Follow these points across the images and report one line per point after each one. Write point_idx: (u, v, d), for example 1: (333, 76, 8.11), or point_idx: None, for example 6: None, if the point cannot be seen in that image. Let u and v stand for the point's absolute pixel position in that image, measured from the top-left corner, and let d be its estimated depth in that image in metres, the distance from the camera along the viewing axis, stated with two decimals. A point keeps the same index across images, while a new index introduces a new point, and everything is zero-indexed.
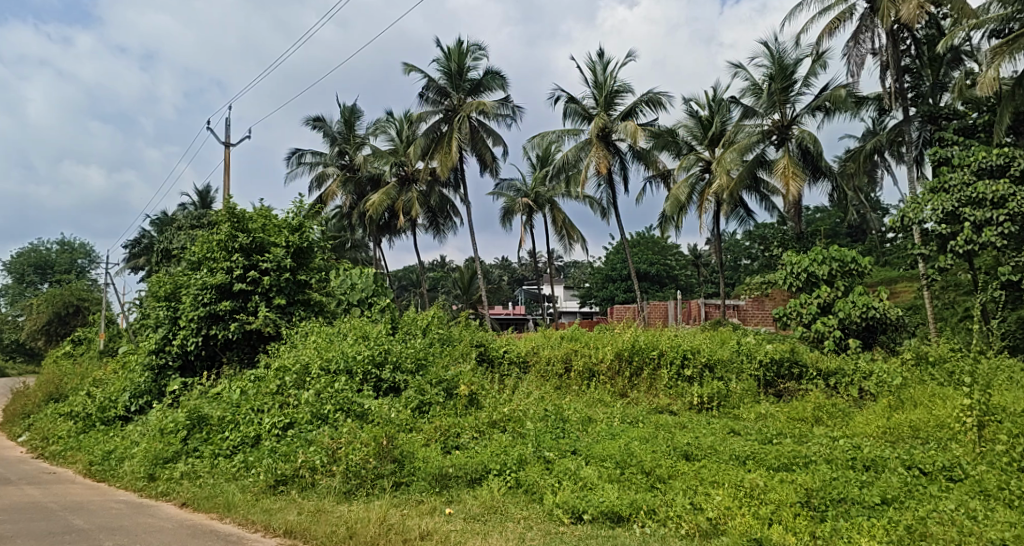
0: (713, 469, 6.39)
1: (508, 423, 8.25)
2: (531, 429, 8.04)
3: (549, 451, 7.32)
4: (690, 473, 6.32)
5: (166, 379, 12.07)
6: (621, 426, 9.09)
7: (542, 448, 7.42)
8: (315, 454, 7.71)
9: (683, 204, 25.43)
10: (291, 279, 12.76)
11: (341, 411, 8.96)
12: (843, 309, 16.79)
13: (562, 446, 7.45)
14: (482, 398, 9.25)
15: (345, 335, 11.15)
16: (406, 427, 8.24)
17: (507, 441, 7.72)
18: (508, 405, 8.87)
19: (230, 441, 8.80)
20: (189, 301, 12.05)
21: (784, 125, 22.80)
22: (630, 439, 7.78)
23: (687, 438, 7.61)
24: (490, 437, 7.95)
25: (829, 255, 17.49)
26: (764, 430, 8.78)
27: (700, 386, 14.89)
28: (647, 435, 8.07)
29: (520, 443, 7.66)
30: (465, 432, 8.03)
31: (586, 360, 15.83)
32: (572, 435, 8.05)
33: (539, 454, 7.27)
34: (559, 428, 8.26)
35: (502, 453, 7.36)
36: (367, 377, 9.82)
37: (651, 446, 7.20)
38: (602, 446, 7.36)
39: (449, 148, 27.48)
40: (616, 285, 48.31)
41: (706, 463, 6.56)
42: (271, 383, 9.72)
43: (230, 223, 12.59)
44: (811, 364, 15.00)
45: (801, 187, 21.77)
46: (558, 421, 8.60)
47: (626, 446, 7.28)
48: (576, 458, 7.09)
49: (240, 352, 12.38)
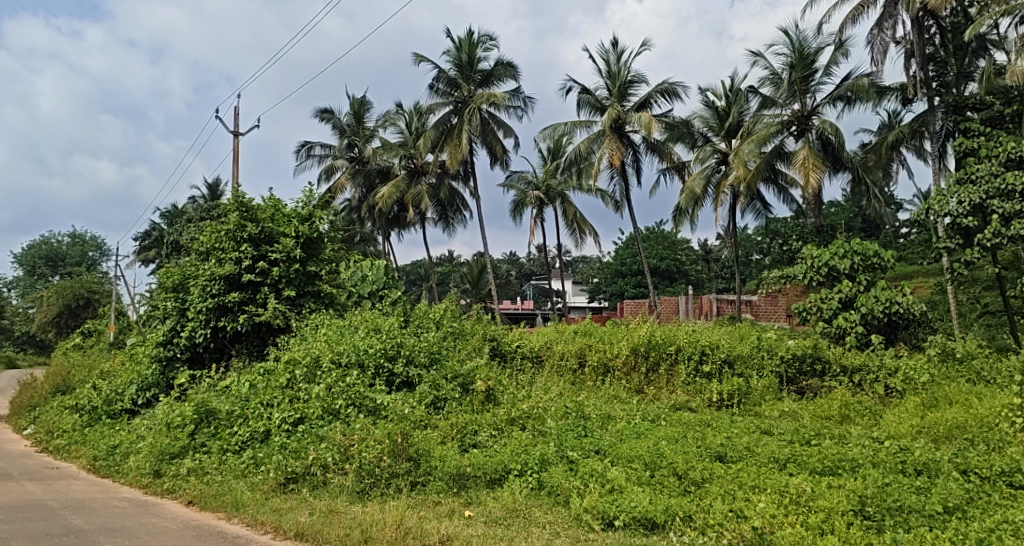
0: (752, 472, 5.99)
1: (528, 421, 7.88)
2: (552, 427, 7.66)
3: (573, 450, 6.95)
4: (728, 477, 5.93)
5: (174, 371, 11.76)
6: (644, 425, 8.70)
7: (565, 446, 7.04)
8: (327, 452, 7.36)
9: (699, 196, 24.97)
10: (302, 270, 12.43)
11: (353, 407, 8.62)
12: (865, 304, 16.31)
13: (585, 445, 7.07)
14: (500, 393, 8.88)
15: (357, 328, 10.79)
16: (421, 423, 7.88)
17: (527, 439, 7.34)
18: (527, 401, 8.51)
19: (238, 436, 8.47)
20: (197, 292, 11.74)
21: (803, 116, 22.32)
22: (658, 438, 7.38)
23: (717, 438, 7.22)
24: (510, 434, 7.59)
25: (851, 248, 17.02)
26: (792, 430, 8.39)
27: (720, 382, 14.48)
28: (673, 434, 7.67)
29: (542, 441, 7.29)
30: (483, 430, 7.65)
31: (602, 356, 15.44)
32: (595, 433, 7.68)
33: (562, 453, 6.90)
34: (581, 426, 7.88)
35: (524, 452, 6.99)
36: (380, 371, 9.46)
37: (682, 446, 6.82)
38: (628, 445, 6.98)
39: (460, 140, 27.07)
40: (626, 280, 47.85)
41: (743, 466, 6.16)
42: (282, 377, 9.38)
43: (238, 212, 12.26)
44: (835, 360, 14.57)
45: (821, 179, 21.29)
46: (579, 418, 8.23)
47: (655, 446, 6.89)
48: (602, 458, 6.70)
49: (249, 345, 12.06)
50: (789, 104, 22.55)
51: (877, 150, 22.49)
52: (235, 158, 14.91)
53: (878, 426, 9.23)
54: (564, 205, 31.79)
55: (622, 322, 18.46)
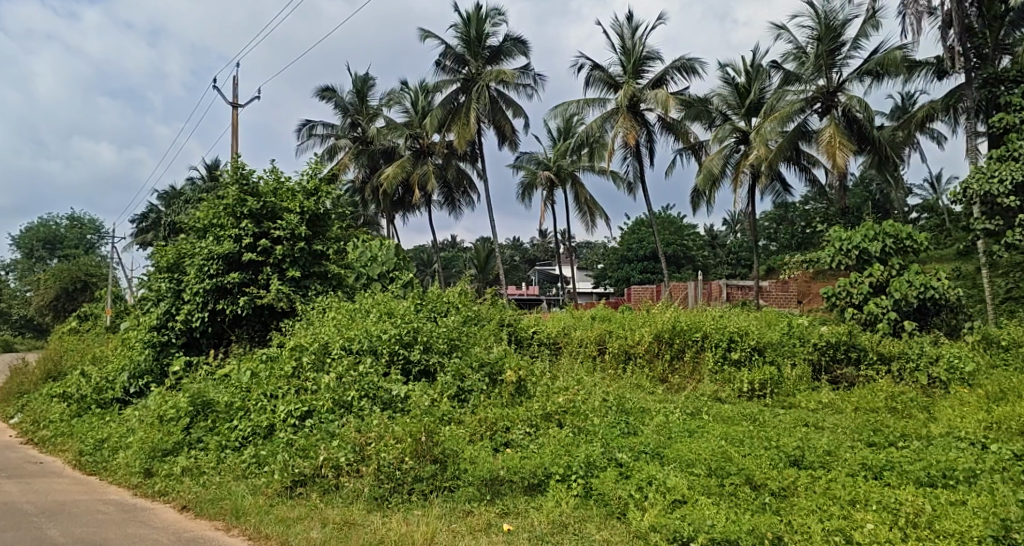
0: (844, 486, 5.15)
1: (565, 416, 7.00)
2: (595, 423, 6.80)
3: (621, 451, 6.10)
4: (815, 490, 5.11)
5: (169, 357, 10.91)
6: (687, 421, 7.83)
7: (613, 446, 6.19)
8: (341, 450, 6.50)
9: (717, 177, 23.99)
10: (307, 249, 11.50)
11: (367, 399, 7.76)
12: (898, 290, 15.32)
13: (633, 446, 6.22)
14: (532, 384, 8.01)
15: (369, 312, 9.94)
16: (446, 417, 7.01)
17: (568, 438, 6.46)
18: (561, 394, 7.65)
19: (239, 431, 7.61)
20: (193, 273, 10.85)
21: (829, 92, 21.30)
22: (715, 437, 6.52)
23: (784, 437, 6.35)
24: (547, 431, 6.72)
25: (883, 231, 16.14)
26: (852, 428, 7.56)
27: (750, 371, 13.60)
28: (728, 431, 6.82)
29: (586, 440, 6.42)
30: (517, 426, 6.78)
31: (622, 342, 14.57)
32: (642, 432, 6.83)
33: (610, 454, 6.05)
34: (624, 422, 7.02)
35: (568, 453, 6.13)
36: (394, 359, 8.60)
37: (747, 448, 5.97)
38: (683, 447, 6.13)
39: (468, 119, 26.04)
40: (632, 265, 46.85)
41: (832, 477, 5.32)
42: (286, 364, 8.50)
43: (238, 186, 11.34)
44: (873, 347, 13.66)
45: (849, 158, 20.30)
46: (618, 414, 7.39)
47: (714, 447, 6.04)
48: (656, 462, 5.85)
49: (250, 330, 11.19)
50: (814, 79, 21.54)
51: (906, 127, 21.55)
52: (235, 131, 13.93)
53: (936, 421, 8.35)
54: (574, 187, 30.81)
55: (641, 307, 17.57)
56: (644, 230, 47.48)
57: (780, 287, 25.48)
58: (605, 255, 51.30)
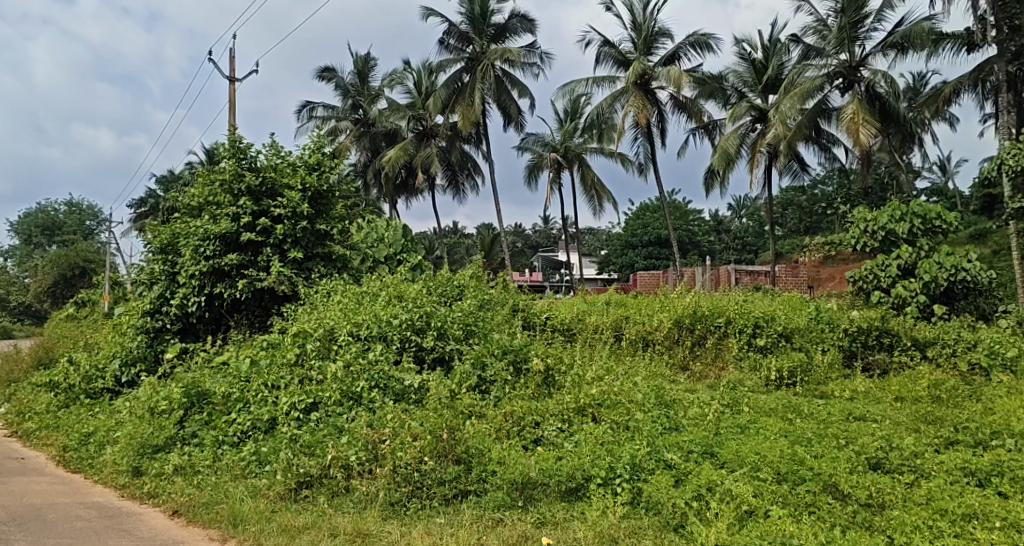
0: (944, 501, 4.53)
1: (600, 410, 6.27)
2: (637, 418, 6.05)
3: (669, 451, 5.39)
4: (910, 507, 4.51)
5: (164, 344, 10.20)
6: (727, 415, 7.09)
7: (660, 444, 5.48)
8: (352, 449, 5.78)
9: (733, 156, 23.18)
10: (310, 228, 10.70)
11: (378, 390, 7.05)
12: (927, 272, 14.44)
13: (683, 444, 5.50)
14: (560, 374, 7.28)
15: (377, 295, 9.19)
16: (469, 412, 6.28)
17: (608, 435, 5.72)
18: (594, 384, 6.90)
19: (237, 425, 6.88)
20: (188, 254, 10.11)
21: (851, 66, 20.47)
22: (773, 434, 5.80)
23: (854, 436, 5.63)
24: (582, 427, 5.99)
25: (911, 211, 15.30)
26: (908, 425, 6.81)
27: (778, 358, 12.86)
28: (788, 428, 6.06)
29: (630, 438, 5.69)
30: (547, 421, 6.04)
31: (640, 328, 13.78)
32: (687, 429, 6.10)
33: (655, 453, 5.32)
34: (667, 418, 6.29)
35: (609, 453, 5.39)
36: (405, 346, 7.90)
37: (815, 450, 5.26)
38: (739, 448, 5.41)
39: (473, 99, 25.17)
40: (636, 251, 46.09)
41: (926, 492, 4.67)
42: (289, 351, 7.77)
43: (235, 161, 10.54)
44: (907, 333, 12.92)
45: (873, 135, 19.50)
46: (657, 407, 6.66)
47: (778, 447, 5.32)
48: (713, 465, 5.16)
49: (250, 315, 10.45)
50: (836, 54, 20.72)
51: (932, 103, 20.73)
52: (233, 106, 13.11)
53: (986, 414, 7.72)
54: (582, 169, 29.99)
55: (658, 292, 16.80)
56: (649, 216, 46.66)
57: (793, 272, 25.09)
58: (610, 241, 50.51)
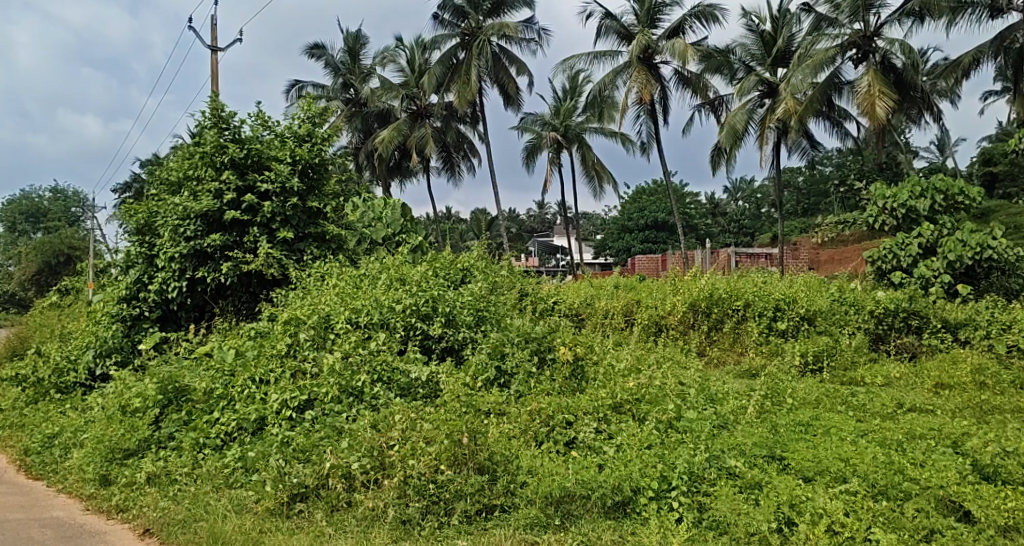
0: None
1: (641, 406, 5.45)
2: (686, 417, 5.22)
3: (730, 457, 4.63)
4: None
5: (142, 333, 9.31)
6: (775, 413, 6.26)
7: (719, 446, 4.72)
8: (354, 455, 4.93)
9: (741, 133, 22.33)
10: (301, 206, 9.79)
11: (381, 385, 6.23)
12: (950, 249, 13.33)
13: (744, 448, 4.75)
14: (591, 365, 6.44)
15: (377, 278, 8.36)
16: (490, 411, 5.43)
17: (655, 437, 4.91)
18: (631, 378, 6.06)
19: (220, 426, 6.03)
20: (167, 235, 9.20)
21: (865, 37, 19.62)
22: (848, 437, 4.99)
23: (945, 442, 4.84)
24: (622, 426, 5.17)
25: (932, 186, 14.34)
26: (972, 423, 6.03)
27: (802, 341, 12.04)
28: (859, 427, 5.26)
29: (681, 439, 4.90)
30: (581, 420, 5.22)
31: (653, 312, 12.94)
32: (744, 430, 5.30)
33: (716, 459, 4.55)
34: (716, 417, 5.49)
35: (660, 459, 4.59)
36: (410, 334, 7.07)
37: (906, 460, 4.54)
38: (812, 454, 4.65)
39: (469, 77, 24.12)
40: (633, 235, 45.27)
41: None
42: (279, 342, 6.89)
43: (218, 132, 9.57)
44: (937, 314, 12.12)
45: (890, 109, 18.69)
46: (700, 403, 5.85)
47: (860, 457, 4.56)
48: (787, 478, 4.39)
49: (236, 301, 9.57)
50: (850, 24, 19.86)
51: (950, 75, 19.97)
52: (215, 77, 12.12)
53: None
54: (582, 149, 29.08)
55: (668, 275, 15.95)
56: (646, 199, 45.85)
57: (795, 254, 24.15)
58: (606, 225, 49.73)
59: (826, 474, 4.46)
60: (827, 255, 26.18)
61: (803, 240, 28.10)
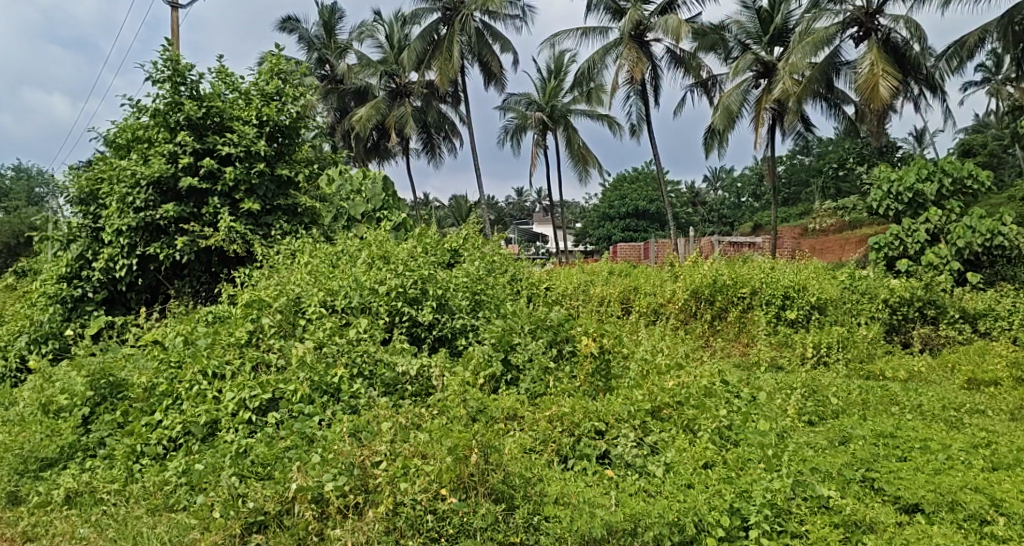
0: None
1: (697, 414, 4.69)
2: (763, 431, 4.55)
3: (821, 486, 4.12)
4: None
5: (84, 317, 8.07)
6: (833, 423, 5.28)
7: (805, 471, 4.20)
8: (328, 473, 3.95)
9: (735, 115, 21.43)
10: (268, 173, 8.60)
11: (362, 382, 5.20)
12: (961, 237, 11.86)
13: (834, 474, 4.26)
14: (617, 361, 5.40)
15: (355, 256, 7.24)
16: (503, 416, 4.55)
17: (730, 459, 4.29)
18: (670, 376, 5.18)
19: (162, 430, 4.95)
20: (114, 205, 7.99)
21: (869, 13, 18.74)
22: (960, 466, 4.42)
23: None
24: (678, 439, 4.50)
25: (940, 168, 12.65)
26: None
27: (815, 332, 10.68)
28: (960, 446, 4.66)
29: (752, 454, 4.35)
30: (623, 429, 4.45)
31: (651, 300, 11.56)
32: (822, 445, 4.69)
33: (811, 491, 4.03)
34: (784, 426, 4.87)
35: (735, 487, 4.00)
36: (395, 322, 5.99)
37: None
38: (925, 485, 4.15)
39: (451, 54, 22.71)
40: (613, 223, 44.32)
41: None
42: (238, 329, 5.77)
43: (174, 89, 8.35)
44: (954, 304, 10.87)
45: (895, 89, 17.78)
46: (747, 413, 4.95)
47: (984, 490, 4.11)
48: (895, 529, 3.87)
49: (195, 282, 8.41)
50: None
51: (954, 56, 19.23)
52: (175, 33, 10.88)
53: None
54: (568, 131, 28.01)
55: (665, 262, 14.94)
56: (627, 186, 44.98)
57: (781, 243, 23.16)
58: (587, 213, 48.82)
59: (958, 511, 3.99)
60: (807, 246, 25.62)
61: (785, 231, 27.49)
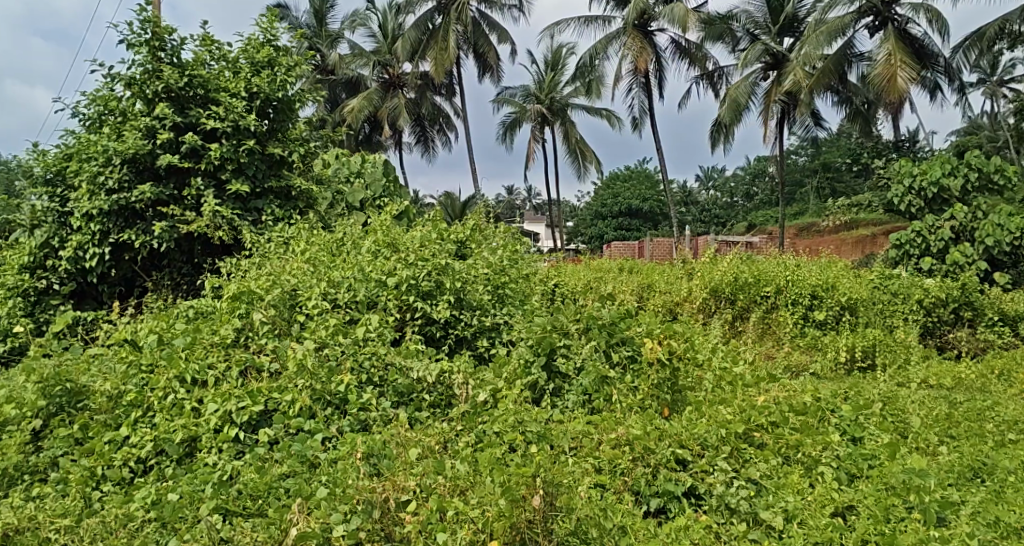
0: None
1: (789, 449, 4.17)
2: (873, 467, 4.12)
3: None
4: None
5: (48, 311, 7.13)
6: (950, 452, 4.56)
7: (973, 526, 3.59)
8: (337, 513, 3.27)
9: (743, 108, 20.59)
10: (258, 151, 7.67)
11: (374, 391, 4.33)
12: (987, 234, 10.60)
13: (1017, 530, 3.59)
14: (686, 376, 4.64)
15: (358, 244, 6.33)
16: (567, 450, 4.02)
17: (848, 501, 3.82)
18: (765, 395, 4.60)
19: (130, 448, 4.05)
20: (84, 185, 7.05)
21: (885, 2, 18.05)
22: None
23: None
24: (789, 480, 3.95)
25: (965, 162, 11.58)
26: None
27: (848, 335, 9.45)
28: None
29: (893, 500, 3.80)
30: (720, 462, 3.92)
31: (666, 298, 10.55)
32: (961, 486, 4.13)
33: None
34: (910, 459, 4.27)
35: None
36: (409, 318, 5.11)
37: None
38: None
39: (446, 43, 21.72)
40: (605, 222, 43.39)
41: None
42: (222, 327, 4.85)
43: (152, 56, 7.41)
44: (993, 305, 9.82)
45: (913, 80, 16.98)
46: (856, 450, 4.28)
47: None
48: None
49: (175, 273, 7.47)
50: None
51: (972, 48, 18.54)
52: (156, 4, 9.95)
53: None
54: (566, 125, 27.14)
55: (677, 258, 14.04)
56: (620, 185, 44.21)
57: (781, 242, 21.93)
58: (579, 212, 47.98)
59: None
60: (802, 248, 24.62)
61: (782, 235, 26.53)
